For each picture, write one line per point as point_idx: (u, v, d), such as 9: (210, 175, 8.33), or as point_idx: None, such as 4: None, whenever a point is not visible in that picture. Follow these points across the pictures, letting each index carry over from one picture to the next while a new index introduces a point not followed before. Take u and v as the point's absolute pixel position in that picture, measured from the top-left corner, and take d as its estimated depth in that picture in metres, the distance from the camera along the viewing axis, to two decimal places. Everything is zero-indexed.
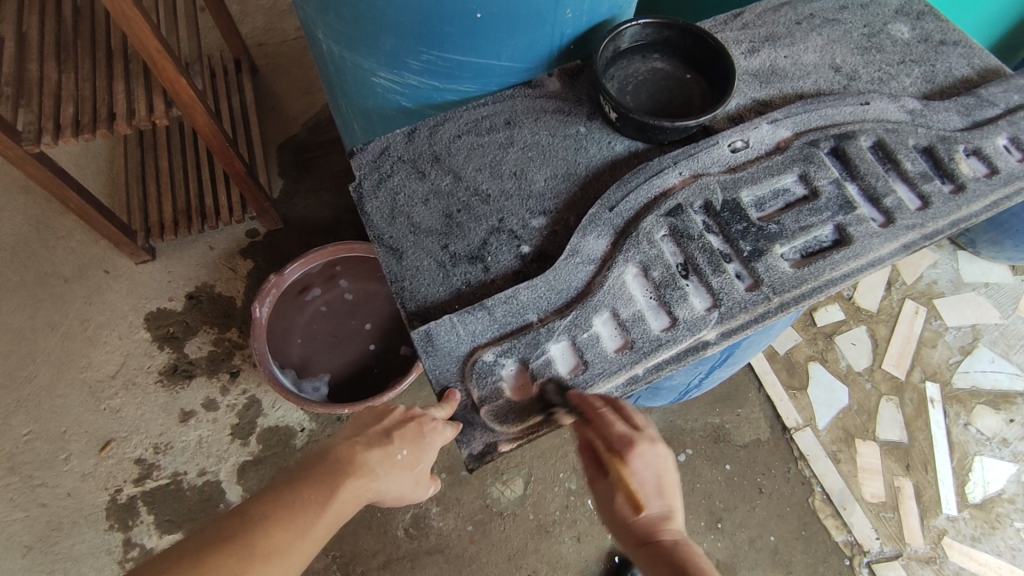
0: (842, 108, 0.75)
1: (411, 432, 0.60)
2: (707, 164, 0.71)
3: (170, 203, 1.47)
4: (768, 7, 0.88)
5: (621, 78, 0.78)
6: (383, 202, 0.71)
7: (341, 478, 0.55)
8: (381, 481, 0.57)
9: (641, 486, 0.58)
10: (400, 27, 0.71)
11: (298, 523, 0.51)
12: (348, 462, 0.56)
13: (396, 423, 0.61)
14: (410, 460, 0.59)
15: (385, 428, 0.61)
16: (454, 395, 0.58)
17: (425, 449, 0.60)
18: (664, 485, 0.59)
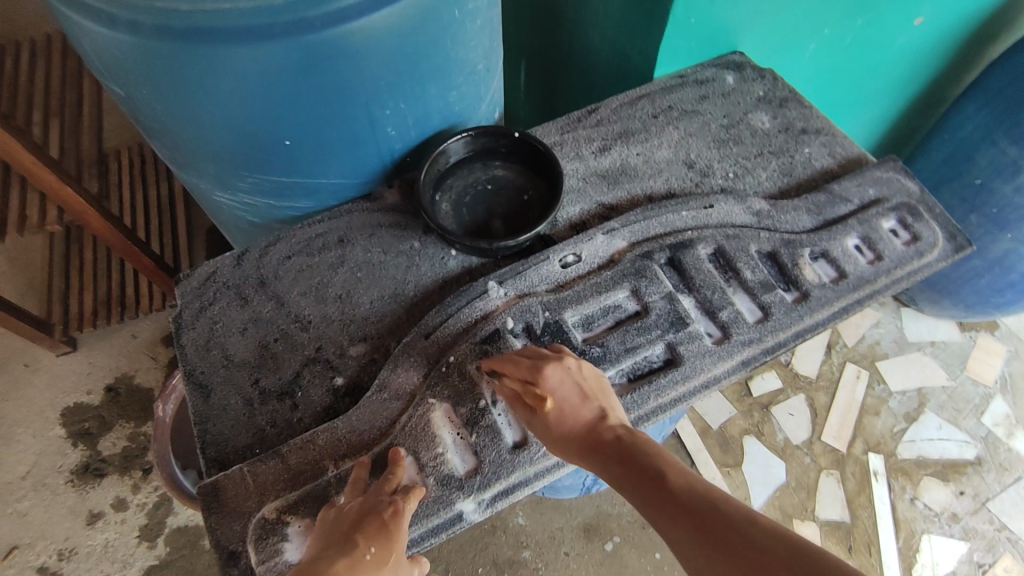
0: (682, 213, 0.72)
1: (375, 526, 0.52)
2: (534, 282, 0.67)
3: (91, 293, 1.46)
4: (625, 101, 0.86)
5: (459, 189, 0.76)
6: (199, 333, 0.68)
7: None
8: None
9: (568, 404, 0.57)
10: (217, 153, 0.70)
11: None
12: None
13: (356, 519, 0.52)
14: (381, 557, 0.51)
15: (344, 531, 0.52)
16: (402, 456, 0.57)
17: (397, 536, 0.52)
18: (588, 389, 0.58)
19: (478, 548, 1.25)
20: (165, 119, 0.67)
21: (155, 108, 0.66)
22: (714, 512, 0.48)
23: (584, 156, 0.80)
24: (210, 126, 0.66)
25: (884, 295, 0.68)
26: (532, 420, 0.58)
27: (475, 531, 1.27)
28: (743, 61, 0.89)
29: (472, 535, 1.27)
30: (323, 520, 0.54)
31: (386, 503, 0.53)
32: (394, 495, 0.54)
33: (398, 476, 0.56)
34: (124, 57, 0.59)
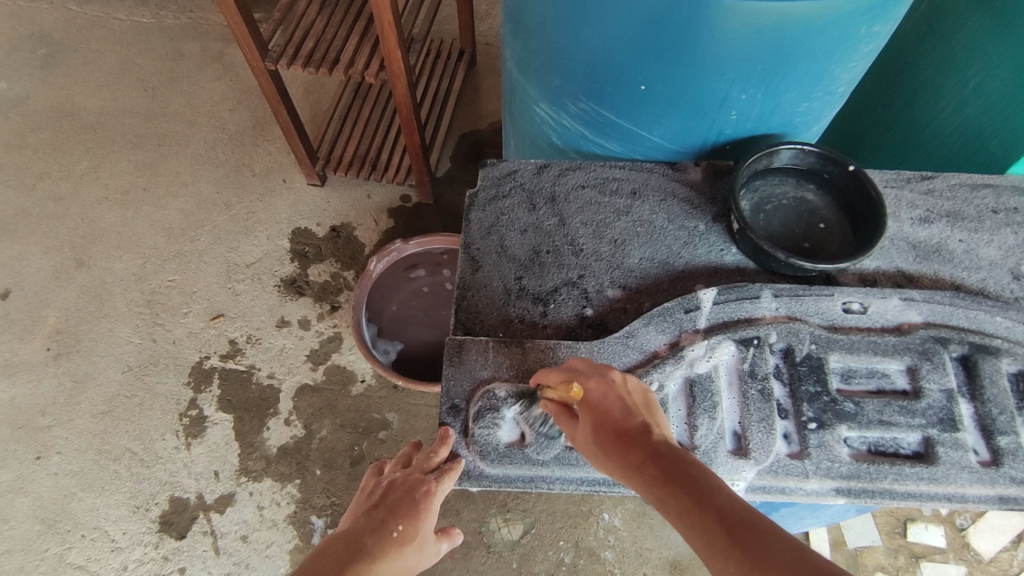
0: (998, 317, 0.65)
1: (406, 507, 0.60)
2: (809, 311, 0.65)
3: (353, 146, 1.65)
4: (967, 183, 0.78)
5: (763, 194, 0.75)
6: (486, 216, 0.75)
7: (347, 567, 0.55)
8: (386, 563, 0.56)
9: (606, 419, 0.55)
10: (570, 73, 0.76)
11: None
12: (357, 547, 0.56)
13: (392, 496, 0.61)
14: (409, 533, 0.59)
15: (381, 505, 0.60)
16: None
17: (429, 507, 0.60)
18: (635, 404, 0.56)
19: (568, 523, 1.28)
20: (548, 28, 0.73)
21: (546, 15, 0.72)
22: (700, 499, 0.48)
23: (901, 218, 0.75)
24: (583, 49, 0.71)
25: None
26: (572, 431, 0.57)
27: (572, 507, 1.29)
28: None
29: (568, 509, 1.29)
30: (362, 495, 0.64)
31: (420, 482, 0.60)
32: (428, 475, 0.60)
33: (438, 455, 0.60)
34: None
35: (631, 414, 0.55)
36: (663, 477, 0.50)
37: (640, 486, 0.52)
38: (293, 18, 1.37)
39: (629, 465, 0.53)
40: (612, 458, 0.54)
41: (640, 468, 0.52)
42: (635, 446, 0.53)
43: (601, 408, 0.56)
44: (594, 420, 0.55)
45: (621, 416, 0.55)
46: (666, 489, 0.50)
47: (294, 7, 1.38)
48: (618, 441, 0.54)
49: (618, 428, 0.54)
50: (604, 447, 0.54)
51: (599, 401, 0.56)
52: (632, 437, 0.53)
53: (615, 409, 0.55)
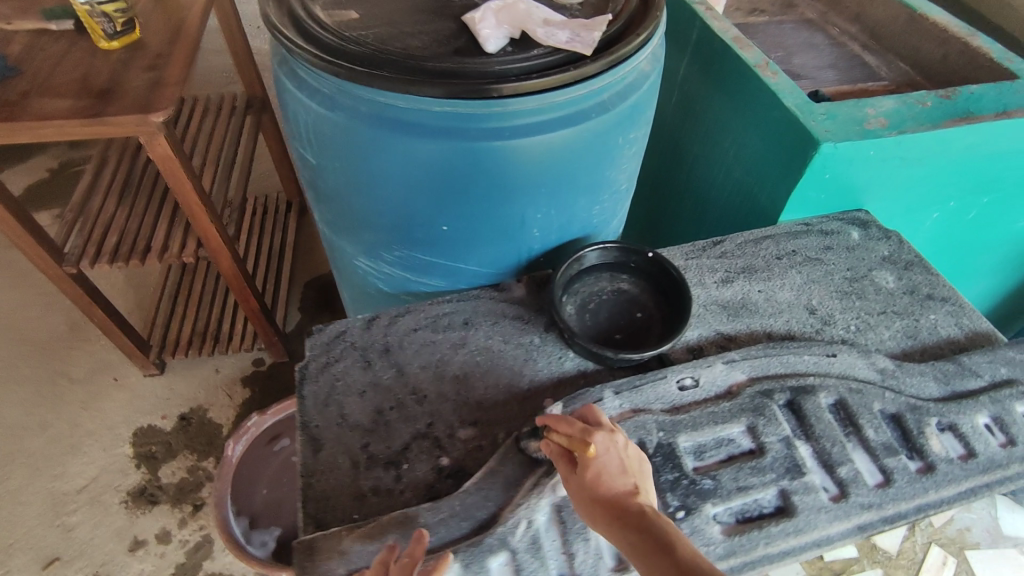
0: (804, 357, 0.71)
1: None
2: (649, 398, 0.68)
3: (190, 323, 1.55)
4: (750, 238, 0.88)
5: (583, 294, 0.78)
6: (321, 387, 0.72)
7: None
8: None
9: (604, 471, 0.56)
10: (376, 226, 0.77)
11: None
12: None
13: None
14: None
15: None
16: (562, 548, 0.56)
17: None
18: (629, 466, 0.57)
19: None
20: (345, 191, 0.75)
21: (340, 181, 0.74)
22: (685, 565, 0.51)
23: (706, 284, 0.82)
24: (381, 204, 0.74)
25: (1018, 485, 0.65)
26: (569, 478, 0.57)
27: None
28: (868, 220, 0.91)
29: None
30: None
31: None
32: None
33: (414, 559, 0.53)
34: (335, 136, 0.69)
35: (625, 473, 0.57)
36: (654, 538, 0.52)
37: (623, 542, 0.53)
38: (91, 216, 1.29)
39: (616, 520, 0.54)
40: (600, 507, 0.55)
41: (620, 520, 0.54)
42: (627, 505, 0.55)
43: (599, 466, 0.56)
44: (591, 475, 0.56)
45: (615, 473, 0.56)
46: (641, 536, 0.53)
47: (90, 205, 1.31)
48: (612, 497, 0.55)
49: (607, 487, 0.56)
50: (596, 497, 0.55)
51: (601, 456, 0.56)
52: (625, 496, 0.55)
53: (613, 465, 0.57)
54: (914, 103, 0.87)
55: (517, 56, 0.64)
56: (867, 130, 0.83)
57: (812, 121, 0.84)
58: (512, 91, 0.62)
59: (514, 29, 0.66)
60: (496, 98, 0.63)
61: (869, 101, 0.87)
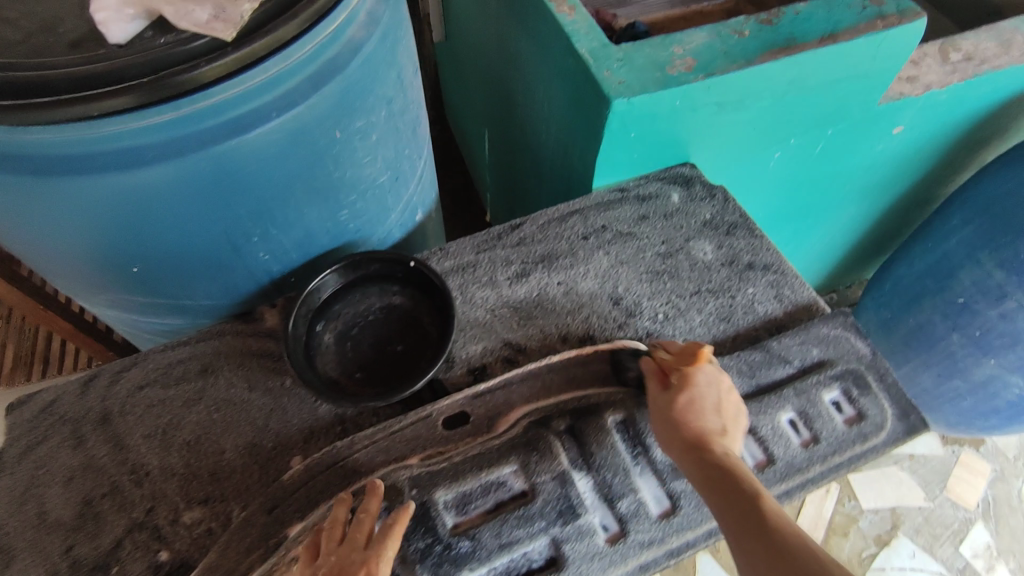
0: (594, 367, 0.62)
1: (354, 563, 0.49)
2: (408, 445, 0.58)
3: (12, 347, 1.37)
4: (555, 216, 0.76)
5: (347, 317, 0.66)
6: (17, 479, 0.59)
7: None
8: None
9: (693, 401, 0.57)
10: (64, 270, 0.62)
11: None
12: None
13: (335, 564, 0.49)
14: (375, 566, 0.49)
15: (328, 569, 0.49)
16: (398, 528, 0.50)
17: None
18: (724, 406, 0.57)
19: None
20: (7, 234, 0.59)
21: None
22: (750, 504, 0.51)
23: (498, 282, 0.71)
24: (52, 246, 0.59)
25: (821, 486, 0.59)
26: (658, 396, 0.58)
27: None
28: (692, 175, 0.80)
29: None
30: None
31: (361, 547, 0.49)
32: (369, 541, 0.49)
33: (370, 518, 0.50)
34: None
35: (718, 410, 0.56)
36: (724, 476, 0.52)
37: (693, 471, 0.53)
38: None
39: (694, 454, 0.54)
40: (666, 431, 0.56)
41: (698, 455, 0.54)
42: (707, 441, 0.54)
43: (700, 391, 0.57)
44: (682, 400, 0.56)
45: (710, 409, 0.56)
46: (704, 473, 0.53)
47: None
48: (693, 429, 0.55)
49: (697, 418, 0.56)
50: (675, 426, 0.56)
51: (701, 385, 0.57)
52: (710, 432, 0.55)
53: (710, 398, 0.57)
54: (729, 34, 0.74)
55: (144, 49, 0.46)
56: (668, 76, 0.70)
57: (605, 71, 0.70)
58: (143, 99, 0.45)
59: (149, 8, 0.47)
60: (109, 114, 0.45)
61: (677, 37, 0.74)
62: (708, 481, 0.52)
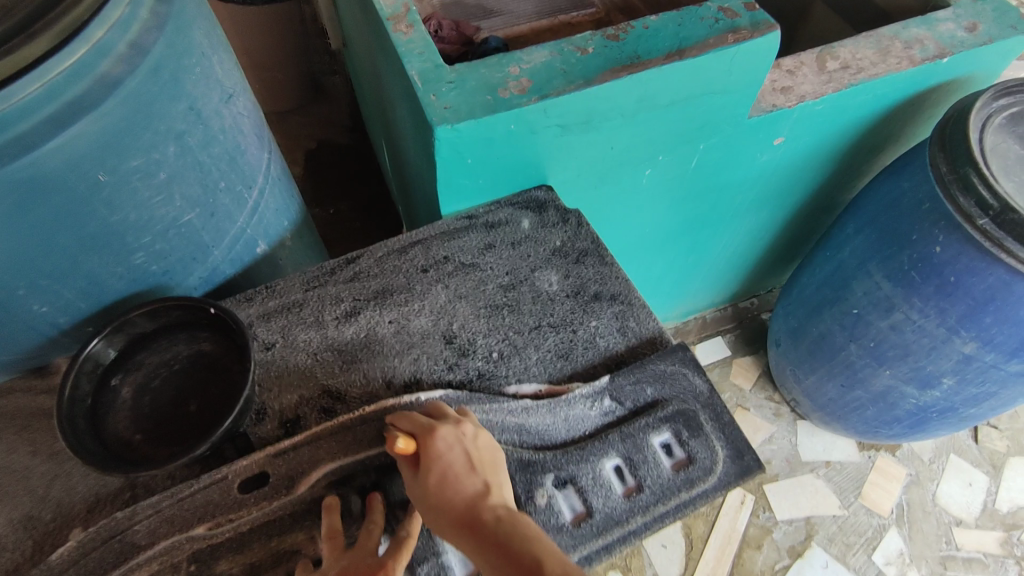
0: (411, 417, 0.58)
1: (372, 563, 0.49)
2: (196, 513, 0.54)
3: None
4: (395, 247, 0.71)
5: (149, 368, 0.62)
6: None
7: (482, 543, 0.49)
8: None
9: (449, 471, 0.51)
10: None
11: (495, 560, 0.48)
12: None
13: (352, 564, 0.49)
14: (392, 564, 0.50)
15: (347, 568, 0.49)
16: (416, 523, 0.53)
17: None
18: (477, 458, 0.52)
19: None
20: None
21: None
22: (534, 574, 0.47)
23: (324, 323, 0.66)
24: None
25: (644, 538, 0.56)
26: (413, 479, 0.52)
27: None
28: (547, 199, 0.76)
29: None
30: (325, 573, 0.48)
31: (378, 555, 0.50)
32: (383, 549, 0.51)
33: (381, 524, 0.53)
34: None
35: (473, 470, 0.52)
36: (505, 545, 0.48)
37: (470, 551, 0.49)
38: None
39: (467, 534, 0.49)
40: (436, 516, 0.50)
41: (471, 533, 0.49)
42: (478, 511, 0.50)
43: (443, 463, 0.51)
44: (433, 479, 0.51)
45: (462, 471, 0.52)
46: (484, 555, 0.48)
47: None
48: (456, 503, 0.50)
49: (455, 489, 0.51)
50: (439, 507, 0.50)
51: (444, 454, 0.52)
52: (476, 498, 0.51)
53: (456, 462, 0.52)
54: (572, 51, 0.70)
55: None
56: (499, 99, 0.65)
57: (432, 94, 0.65)
58: None
59: None
60: None
61: (516, 56, 0.69)
62: (484, 561, 0.48)
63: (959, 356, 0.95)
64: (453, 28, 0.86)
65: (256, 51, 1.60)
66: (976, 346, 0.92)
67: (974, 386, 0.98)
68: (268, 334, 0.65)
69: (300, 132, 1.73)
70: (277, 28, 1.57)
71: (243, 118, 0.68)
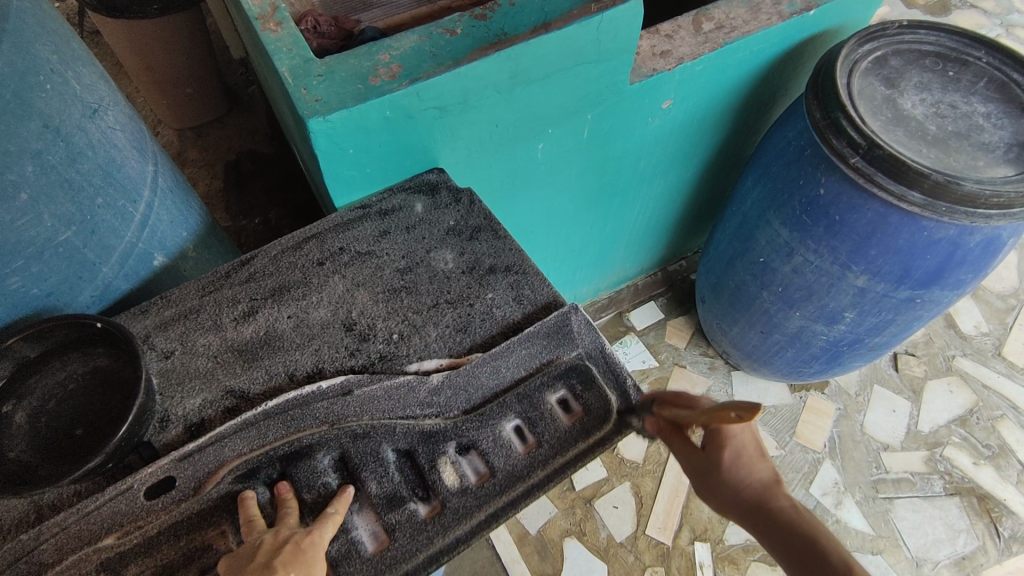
0: (314, 404, 0.60)
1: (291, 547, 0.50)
2: (100, 526, 0.54)
3: None
4: (289, 244, 0.73)
5: (43, 391, 0.61)
6: None
7: (803, 555, 0.55)
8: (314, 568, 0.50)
9: (739, 453, 0.58)
10: None
11: (815, 566, 0.54)
12: (287, 559, 0.49)
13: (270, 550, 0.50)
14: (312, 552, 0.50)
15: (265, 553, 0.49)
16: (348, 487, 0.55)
17: (316, 563, 0.50)
18: (761, 449, 0.59)
19: None
20: None
21: None
22: (822, 555, 0.54)
23: (222, 325, 0.67)
24: None
25: (549, 491, 0.58)
26: (692, 454, 0.59)
27: None
28: (439, 182, 0.79)
29: None
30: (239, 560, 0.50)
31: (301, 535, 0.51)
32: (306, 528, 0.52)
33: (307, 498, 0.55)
34: None
35: (764, 456, 0.59)
36: (790, 530, 0.56)
37: (766, 534, 0.57)
38: None
39: (762, 517, 0.57)
40: (735, 498, 0.58)
41: (767, 511, 0.57)
42: (766, 491, 0.58)
43: (733, 450, 0.58)
44: (725, 457, 0.58)
45: (751, 460, 0.59)
46: (775, 533, 0.56)
47: None
48: (750, 486, 0.58)
49: (748, 473, 0.58)
50: (731, 486, 0.58)
51: (735, 439, 0.58)
52: (764, 483, 0.58)
53: (750, 445, 0.59)
54: (440, 33, 0.72)
55: None
56: (370, 87, 0.67)
57: (302, 89, 0.66)
58: None
59: None
60: None
61: (384, 43, 0.71)
62: (777, 537, 0.56)
63: (855, 290, 1.01)
64: (331, 24, 0.86)
65: (162, 69, 1.54)
66: (867, 278, 0.98)
67: (873, 315, 1.04)
68: (166, 343, 0.65)
69: (218, 144, 1.70)
70: (180, 44, 1.52)
71: (114, 131, 0.68)
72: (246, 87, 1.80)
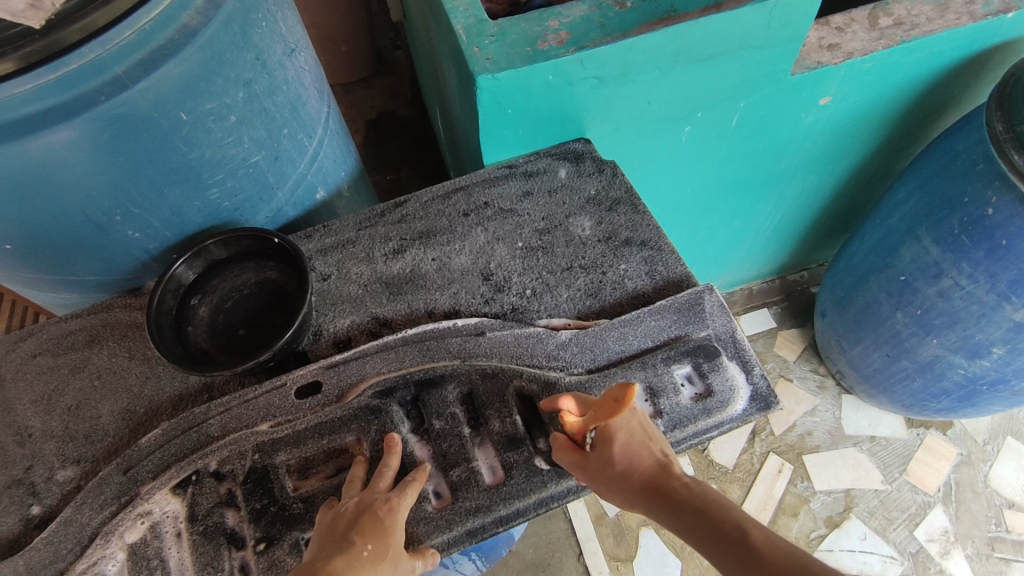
0: (450, 339, 0.64)
1: (371, 523, 0.52)
2: (258, 415, 0.61)
3: None
4: (439, 193, 0.77)
5: (222, 291, 0.70)
6: None
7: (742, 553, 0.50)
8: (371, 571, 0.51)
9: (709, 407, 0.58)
10: None
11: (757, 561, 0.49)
12: (354, 533, 0.52)
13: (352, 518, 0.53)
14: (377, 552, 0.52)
15: (345, 527, 0.53)
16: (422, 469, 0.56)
17: (395, 530, 0.53)
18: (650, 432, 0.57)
19: None
20: None
21: None
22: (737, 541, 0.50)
23: (374, 258, 0.73)
24: None
25: None
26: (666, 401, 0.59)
27: None
28: (584, 151, 0.80)
29: None
30: (320, 526, 0.54)
31: (381, 500, 0.54)
32: (390, 491, 0.55)
33: (391, 466, 0.56)
34: None
35: (652, 439, 0.57)
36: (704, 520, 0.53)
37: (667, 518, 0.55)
38: None
39: (661, 501, 0.55)
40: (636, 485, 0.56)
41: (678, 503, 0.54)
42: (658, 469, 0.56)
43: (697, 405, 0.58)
44: (614, 451, 0.56)
45: (639, 442, 0.57)
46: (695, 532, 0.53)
47: None
48: (639, 469, 0.56)
49: (635, 455, 0.56)
50: (621, 475, 0.56)
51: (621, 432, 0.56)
52: (654, 465, 0.56)
53: (635, 434, 0.57)
54: (610, 6, 0.73)
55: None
56: (538, 51, 0.70)
57: (475, 47, 0.70)
58: (27, 61, 0.49)
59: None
60: None
61: (554, 10, 0.73)
62: (686, 522, 0.54)
63: (1010, 324, 0.92)
64: None
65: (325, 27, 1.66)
66: None
67: None
68: (324, 267, 0.72)
69: (362, 102, 1.81)
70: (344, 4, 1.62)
71: (304, 71, 0.75)
72: (394, 51, 1.90)
